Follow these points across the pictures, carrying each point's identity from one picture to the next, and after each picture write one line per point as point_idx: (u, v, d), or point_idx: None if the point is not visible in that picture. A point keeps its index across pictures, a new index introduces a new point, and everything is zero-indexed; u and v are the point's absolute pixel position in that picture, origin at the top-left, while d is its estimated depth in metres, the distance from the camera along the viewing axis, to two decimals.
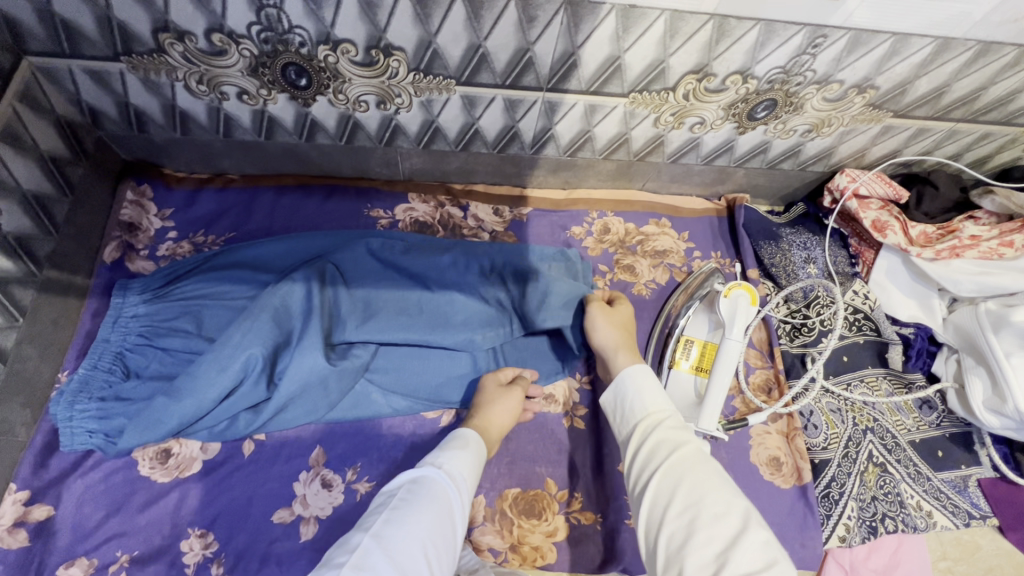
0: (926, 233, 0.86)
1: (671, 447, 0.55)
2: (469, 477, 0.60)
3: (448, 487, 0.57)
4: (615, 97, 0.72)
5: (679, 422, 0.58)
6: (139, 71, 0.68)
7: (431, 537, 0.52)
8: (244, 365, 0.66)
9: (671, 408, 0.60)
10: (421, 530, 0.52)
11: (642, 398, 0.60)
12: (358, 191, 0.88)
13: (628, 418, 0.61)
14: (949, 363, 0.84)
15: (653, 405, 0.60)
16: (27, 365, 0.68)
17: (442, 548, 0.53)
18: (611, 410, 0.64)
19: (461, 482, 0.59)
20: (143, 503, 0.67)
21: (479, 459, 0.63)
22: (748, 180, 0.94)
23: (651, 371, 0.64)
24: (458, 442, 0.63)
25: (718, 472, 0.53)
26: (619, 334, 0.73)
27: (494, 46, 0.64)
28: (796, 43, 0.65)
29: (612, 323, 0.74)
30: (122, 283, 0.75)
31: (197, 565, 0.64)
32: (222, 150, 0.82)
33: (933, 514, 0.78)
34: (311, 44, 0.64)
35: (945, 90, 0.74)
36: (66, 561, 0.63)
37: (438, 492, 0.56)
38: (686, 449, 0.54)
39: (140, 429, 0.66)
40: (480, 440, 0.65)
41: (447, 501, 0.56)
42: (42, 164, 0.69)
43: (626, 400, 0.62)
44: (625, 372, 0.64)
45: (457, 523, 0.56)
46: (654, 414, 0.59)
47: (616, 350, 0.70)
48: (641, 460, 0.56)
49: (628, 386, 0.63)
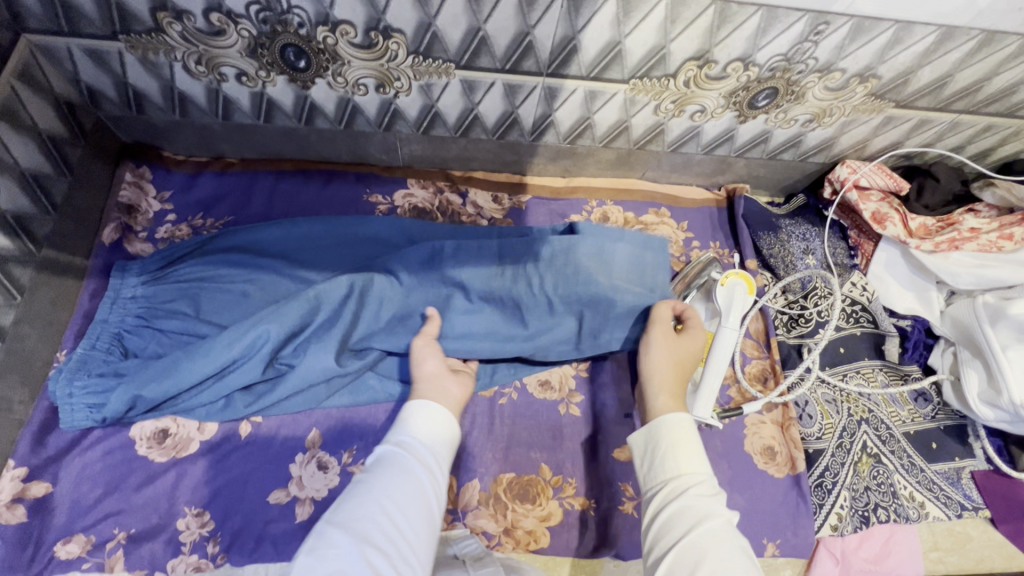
0: (925, 226, 0.87)
1: (697, 518, 0.51)
2: (429, 440, 0.59)
3: (406, 453, 0.57)
4: (616, 83, 0.72)
5: (710, 490, 0.53)
6: (138, 51, 0.67)
7: (388, 498, 0.52)
8: (251, 344, 0.67)
9: (702, 472, 0.55)
10: (374, 492, 0.52)
11: (676, 456, 0.56)
12: (357, 176, 0.88)
13: (656, 474, 0.56)
14: (945, 356, 0.84)
15: (685, 465, 0.55)
16: (25, 343, 0.68)
17: (409, 509, 0.53)
18: (638, 456, 0.59)
19: (420, 447, 0.58)
20: (140, 482, 0.67)
21: (440, 420, 0.61)
22: (748, 170, 0.94)
23: (692, 424, 0.58)
24: (409, 412, 0.62)
25: (739, 555, 0.48)
26: (671, 367, 0.66)
27: (494, 29, 0.64)
28: (798, 30, 0.64)
29: (669, 356, 0.67)
30: (121, 264, 0.75)
31: (193, 543, 0.65)
32: (220, 133, 0.82)
33: (926, 505, 0.78)
34: (310, 25, 0.63)
35: (947, 80, 0.74)
36: (64, 537, 0.64)
37: (393, 458, 0.56)
38: (715, 526, 0.50)
39: (130, 394, 0.66)
40: (436, 404, 0.62)
41: (407, 464, 0.56)
42: (40, 143, 0.69)
43: (658, 452, 0.57)
44: (660, 420, 0.59)
45: (424, 485, 0.55)
46: (685, 478, 0.54)
47: (657, 389, 0.64)
48: (663, 524, 0.52)
49: (662, 439, 0.58)
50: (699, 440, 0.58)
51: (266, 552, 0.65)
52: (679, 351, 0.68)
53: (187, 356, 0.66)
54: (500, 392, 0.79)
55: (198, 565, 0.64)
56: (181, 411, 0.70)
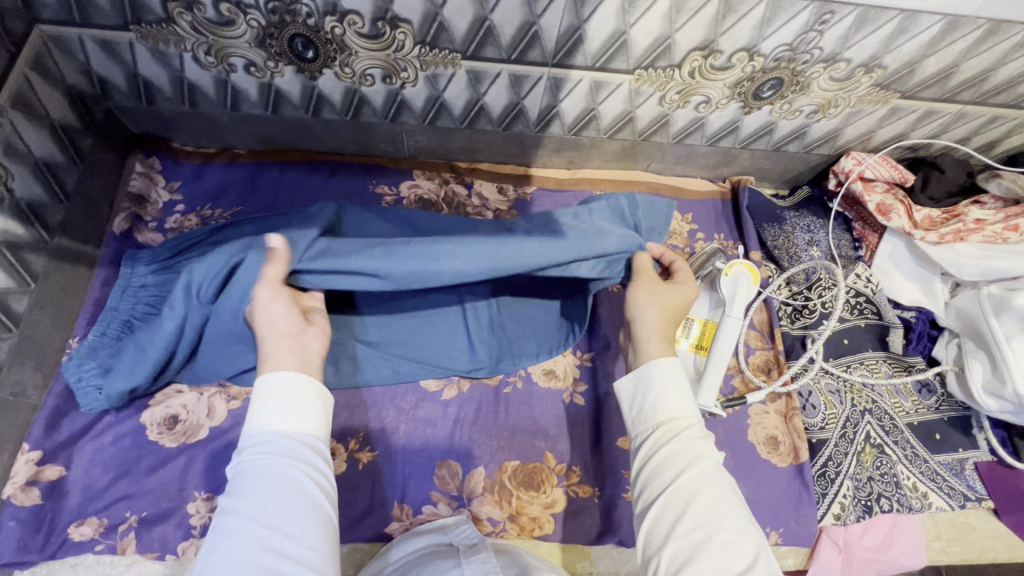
0: (930, 217, 0.86)
1: (688, 461, 0.53)
2: (290, 426, 0.52)
3: (269, 454, 0.49)
4: (621, 74, 0.72)
5: (700, 434, 0.56)
6: (149, 41, 0.68)
7: (261, 517, 0.46)
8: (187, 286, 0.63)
9: (693, 414, 0.57)
10: (246, 519, 0.45)
11: (667, 401, 0.57)
12: (363, 167, 0.89)
13: (646, 418, 0.58)
14: (950, 347, 0.84)
15: (676, 410, 0.57)
16: (38, 330, 0.69)
17: (289, 520, 0.46)
18: (627, 403, 0.61)
19: (285, 437, 0.51)
20: (151, 466, 0.68)
21: (302, 397, 0.53)
22: (753, 162, 0.94)
23: (680, 366, 0.60)
24: (260, 399, 0.53)
25: (725, 487, 0.52)
26: (661, 312, 0.64)
27: (500, 19, 0.64)
28: (803, 19, 0.65)
29: (659, 302, 0.65)
30: (131, 253, 0.76)
31: (203, 526, 0.66)
32: (229, 124, 0.83)
33: (929, 495, 0.78)
34: (318, 15, 0.64)
35: (953, 71, 0.73)
36: (77, 520, 0.65)
37: (261, 467, 0.48)
38: (706, 468, 0.53)
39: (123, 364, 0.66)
40: (286, 374, 0.54)
41: (274, 465, 0.49)
42: (53, 133, 0.70)
43: (649, 398, 0.58)
44: (653, 366, 0.59)
45: (303, 480, 0.49)
46: (678, 422, 0.56)
47: (649, 335, 0.63)
48: (657, 464, 0.54)
49: (653, 383, 0.59)
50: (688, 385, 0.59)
51: None
52: (667, 296, 0.66)
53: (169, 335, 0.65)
54: (506, 380, 0.79)
55: None
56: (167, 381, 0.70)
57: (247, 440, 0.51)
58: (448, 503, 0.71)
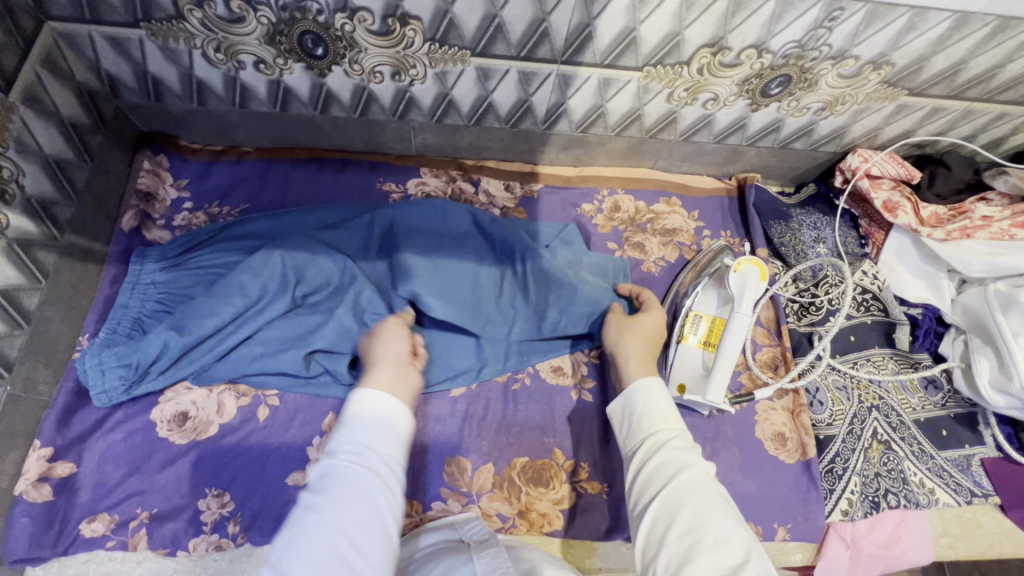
0: (937, 215, 0.87)
1: (676, 469, 0.54)
2: (378, 442, 0.53)
3: (354, 466, 0.50)
4: (630, 71, 0.72)
5: (686, 443, 0.57)
6: (159, 38, 0.68)
7: (339, 528, 0.46)
8: (246, 278, 0.70)
9: (677, 426, 0.59)
10: (324, 527, 0.46)
11: (651, 417, 0.59)
12: (370, 165, 0.89)
13: (635, 435, 0.60)
14: (956, 344, 0.84)
15: (661, 423, 0.59)
16: (48, 326, 0.69)
17: (363, 533, 0.47)
18: (618, 424, 0.63)
19: (373, 452, 0.52)
20: (161, 463, 0.68)
21: (390, 417, 0.55)
22: (759, 159, 0.94)
23: (662, 385, 0.63)
24: (356, 412, 0.55)
25: (713, 491, 0.52)
26: (634, 339, 0.72)
27: (510, 16, 0.64)
28: (812, 16, 0.65)
29: (631, 330, 0.74)
30: (141, 250, 0.76)
31: (214, 523, 0.66)
32: (237, 122, 0.83)
33: (936, 491, 0.78)
34: (328, 12, 0.64)
35: (961, 67, 0.74)
36: (88, 516, 0.65)
37: (346, 476, 0.49)
38: (694, 475, 0.53)
39: (164, 331, 0.68)
40: (383, 393, 0.56)
41: (357, 477, 0.50)
42: (63, 130, 0.70)
43: (635, 415, 0.61)
44: (636, 386, 0.62)
45: (380, 498, 0.49)
46: (663, 434, 0.58)
47: (626, 360, 0.70)
48: (648, 475, 0.55)
49: (637, 402, 0.61)
50: (671, 399, 0.61)
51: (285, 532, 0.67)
52: (642, 325, 0.75)
53: (199, 326, 0.69)
54: (514, 377, 0.79)
55: (219, 544, 0.66)
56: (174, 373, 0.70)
57: (335, 447, 0.52)
58: (458, 499, 0.71)
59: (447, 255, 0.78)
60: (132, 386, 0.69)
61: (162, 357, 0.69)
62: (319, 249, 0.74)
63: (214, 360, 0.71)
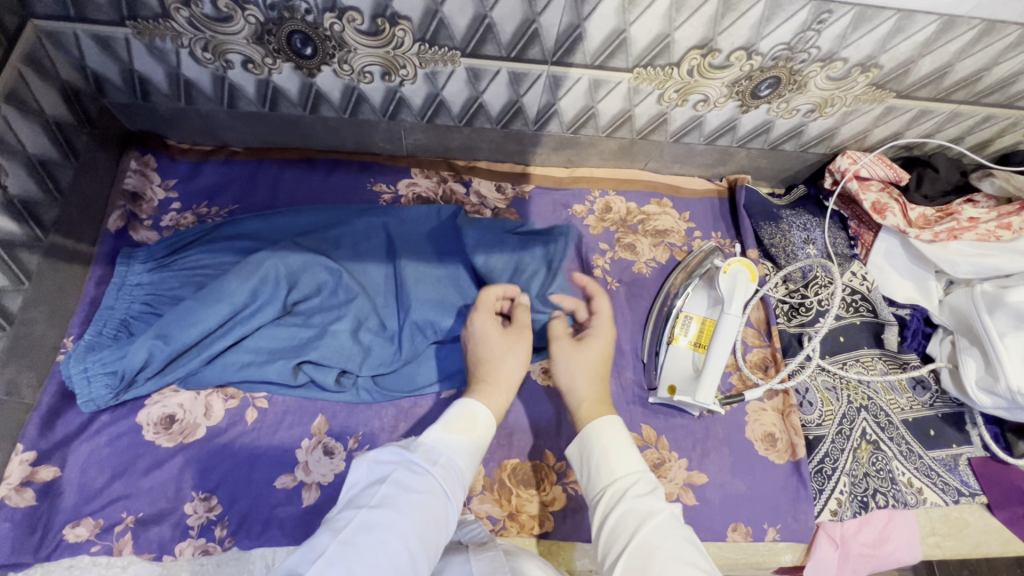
0: (925, 215, 0.87)
1: (639, 519, 0.52)
2: (467, 462, 0.55)
3: (445, 475, 0.52)
4: (620, 72, 0.72)
5: (647, 488, 0.55)
6: (145, 37, 0.68)
7: (411, 537, 0.46)
8: (237, 285, 0.68)
9: (636, 470, 0.56)
10: (400, 530, 0.46)
11: (609, 462, 0.57)
12: (361, 165, 0.89)
13: (595, 485, 0.57)
14: (943, 345, 0.85)
15: (619, 470, 0.56)
16: (33, 328, 0.68)
17: (429, 541, 0.47)
18: (579, 472, 0.60)
19: (460, 469, 0.54)
20: (147, 466, 0.68)
21: (477, 451, 0.57)
22: (750, 161, 0.94)
23: (619, 422, 0.60)
24: (464, 423, 0.57)
25: (680, 541, 0.50)
26: (586, 373, 0.66)
27: (500, 16, 0.64)
28: (801, 18, 0.65)
29: (581, 366, 0.66)
30: (127, 251, 0.75)
31: (201, 527, 0.66)
32: (225, 122, 0.82)
33: (924, 491, 0.79)
34: (317, 12, 0.64)
35: (948, 70, 0.74)
36: (72, 521, 0.64)
37: (433, 488, 0.50)
38: (657, 523, 0.51)
39: (151, 339, 0.67)
40: (490, 419, 0.59)
41: (443, 487, 0.51)
42: (47, 129, 0.69)
43: (592, 460, 0.58)
44: (588, 430, 0.60)
45: (450, 513, 0.51)
46: (621, 481, 0.56)
47: (580, 403, 0.63)
48: (610, 528, 0.53)
49: (592, 445, 0.59)
50: (629, 438, 0.59)
51: (272, 535, 0.66)
52: (590, 354, 0.68)
53: (187, 333, 0.68)
54: None
55: (206, 549, 0.65)
56: (162, 378, 0.70)
57: (431, 453, 0.53)
58: None
59: (440, 259, 0.79)
60: (119, 392, 0.69)
61: (149, 363, 0.68)
62: (311, 257, 0.72)
63: (202, 365, 0.71)
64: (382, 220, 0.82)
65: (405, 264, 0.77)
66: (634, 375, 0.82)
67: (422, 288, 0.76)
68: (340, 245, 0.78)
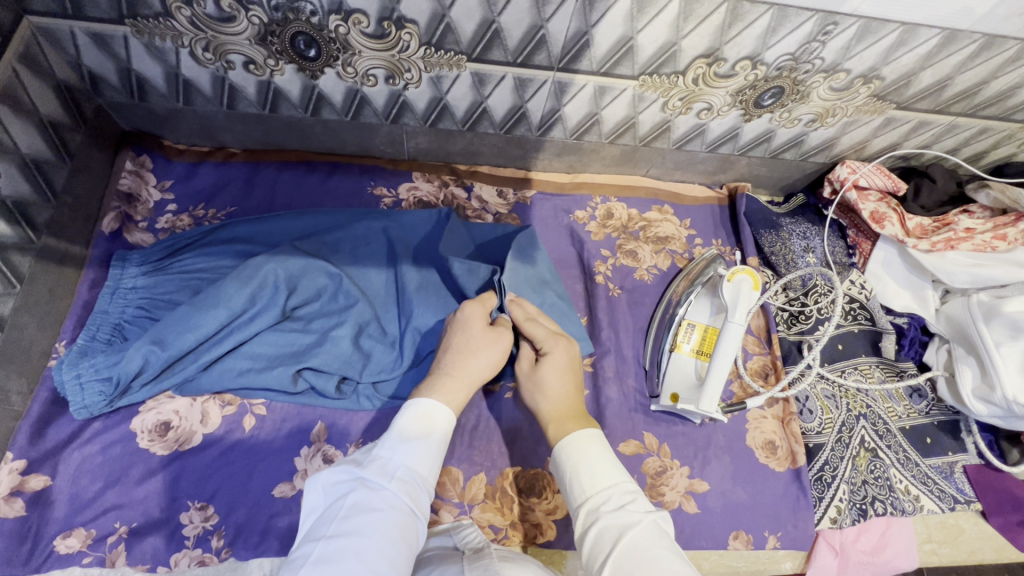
0: (922, 226, 0.89)
1: (617, 534, 0.50)
2: (428, 469, 0.54)
3: (407, 488, 0.52)
4: (626, 79, 0.72)
5: (622, 500, 0.53)
6: (144, 36, 0.66)
7: (378, 559, 0.44)
8: (232, 290, 0.67)
9: (609, 483, 0.54)
10: (365, 555, 0.44)
11: (580, 480, 0.55)
12: (361, 169, 0.88)
13: (571, 505, 0.56)
14: (940, 353, 0.86)
15: (591, 486, 0.54)
16: (23, 334, 0.67)
17: (400, 559, 0.46)
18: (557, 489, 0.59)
19: (422, 477, 0.54)
20: (142, 475, 0.66)
21: (439, 455, 0.56)
22: (750, 169, 0.95)
23: (586, 437, 0.58)
24: (421, 428, 0.56)
25: (659, 551, 0.48)
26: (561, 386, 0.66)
27: (508, 22, 0.63)
28: (807, 29, 0.65)
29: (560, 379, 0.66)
30: (121, 254, 0.74)
31: (197, 537, 0.64)
32: (222, 123, 0.81)
33: (921, 498, 0.80)
34: (323, 13, 0.63)
35: (948, 83, 0.75)
36: (63, 531, 0.62)
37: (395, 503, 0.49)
38: (633, 537, 0.49)
39: (146, 345, 0.66)
40: (449, 417, 0.59)
41: (406, 501, 0.51)
42: (42, 129, 0.68)
43: (566, 479, 0.57)
44: (560, 449, 0.58)
45: (417, 524, 0.50)
46: (594, 498, 0.54)
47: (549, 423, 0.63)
48: (589, 550, 0.51)
49: (564, 465, 0.57)
50: (598, 450, 0.57)
51: (270, 546, 0.65)
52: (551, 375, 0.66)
53: (180, 339, 0.66)
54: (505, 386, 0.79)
55: (202, 560, 0.63)
56: (156, 386, 0.68)
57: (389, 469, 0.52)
58: (450, 510, 0.70)
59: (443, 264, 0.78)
60: (112, 399, 0.67)
61: (144, 371, 0.67)
62: (311, 261, 0.71)
63: (199, 371, 0.69)
64: (382, 225, 0.80)
65: (407, 268, 0.76)
66: (636, 382, 0.81)
67: (421, 296, 0.74)
68: (343, 250, 0.77)
